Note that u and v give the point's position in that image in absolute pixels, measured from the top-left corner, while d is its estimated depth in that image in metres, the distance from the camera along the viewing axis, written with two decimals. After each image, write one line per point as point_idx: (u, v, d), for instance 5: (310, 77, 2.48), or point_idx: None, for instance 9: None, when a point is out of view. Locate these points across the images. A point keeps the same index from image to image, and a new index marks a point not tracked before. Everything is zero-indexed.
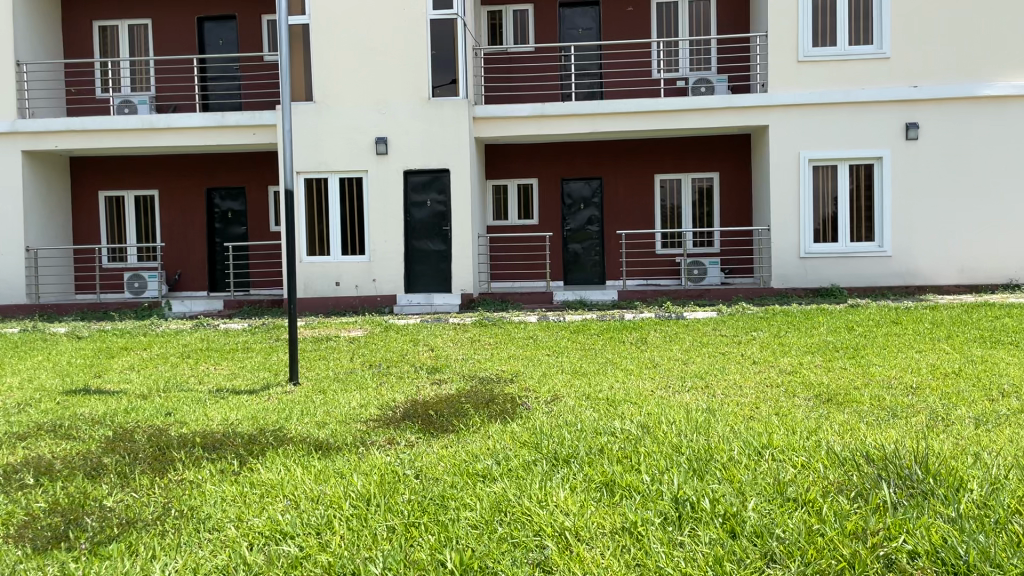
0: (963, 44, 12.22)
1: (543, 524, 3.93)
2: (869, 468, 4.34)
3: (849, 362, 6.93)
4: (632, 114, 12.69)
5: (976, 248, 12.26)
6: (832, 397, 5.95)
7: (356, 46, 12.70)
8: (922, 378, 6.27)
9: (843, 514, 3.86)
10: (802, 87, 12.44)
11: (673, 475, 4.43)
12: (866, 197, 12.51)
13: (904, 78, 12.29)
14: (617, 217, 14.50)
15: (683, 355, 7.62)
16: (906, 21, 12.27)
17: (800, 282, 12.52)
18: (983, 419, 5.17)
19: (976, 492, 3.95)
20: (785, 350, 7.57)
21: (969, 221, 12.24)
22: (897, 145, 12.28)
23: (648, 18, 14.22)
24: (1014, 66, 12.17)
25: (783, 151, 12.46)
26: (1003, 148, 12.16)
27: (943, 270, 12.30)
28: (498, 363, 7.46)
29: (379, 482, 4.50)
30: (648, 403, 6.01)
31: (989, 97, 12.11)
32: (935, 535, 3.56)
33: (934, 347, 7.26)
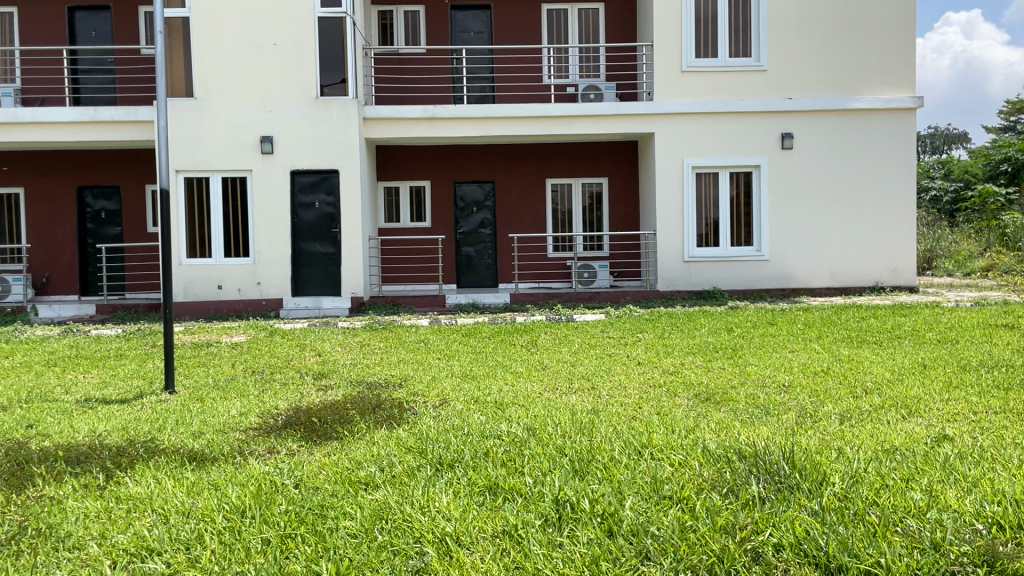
0: (834, 59, 12.89)
1: (423, 531, 3.89)
2: (741, 465, 4.51)
3: (727, 362, 7.18)
4: (523, 118, 12.76)
5: (846, 253, 12.95)
6: (710, 396, 6.15)
7: (239, 42, 12.32)
8: (794, 377, 6.56)
9: (715, 510, 3.99)
10: (685, 97, 12.85)
11: (555, 477, 4.48)
12: (746, 204, 13.04)
13: (780, 90, 12.87)
14: (509, 220, 14.58)
15: (571, 357, 7.71)
16: (782, 35, 12.83)
17: (684, 285, 12.92)
18: (847, 414, 5.46)
19: (837, 486, 4.15)
20: (669, 350, 7.81)
21: (839, 226, 12.92)
22: (774, 154, 12.84)
23: (538, 24, 14.38)
24: (880, 82, 12.91)
25: (669, 158, 12.83)
26: (871, 158, 12.89)
27: (816, 274, 12.94)
28: (387, 367, 7.37)
29: (255, 493, 4.35)
30: (535, 405, 6.05)
31: (857, 110, 12.80)
32: (799, 527, 3.73)
33: (805, 347, 7.62)
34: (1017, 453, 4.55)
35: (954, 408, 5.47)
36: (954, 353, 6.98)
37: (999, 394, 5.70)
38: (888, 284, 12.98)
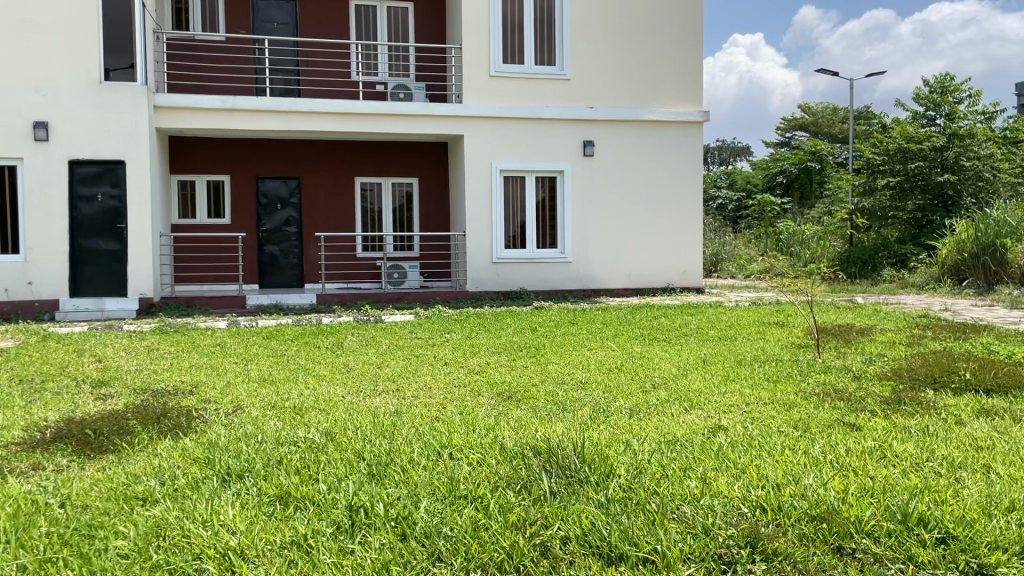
0: (630, 72, 13.61)
1: (204, 546, 3.67)
2: (535, 462, 4.63)
3: (530, 361, 7.35)
4: (329, 114, 12.47)
5: (642, 256, 13.75)
6: (512, 394, 6.28)
7: (8, 16, 11.15)
8: (591, 374, 6.84)
9: (507, 507, 4.06)
10: (493, 101, 13.05)
11: (350, 482, 4.38)
12: (551, 208, 13.48)
13: (581, 99, 13.41)
14: (316, 219, 14.20)
15: (377, 359, 7.59)
16: (583, 46, 13.37)
17: (492, 285, 13.14)
18: (637, 408, 5.76)
19: (623, 477, 4.37)
20: (475, 350, 7.90)
21: (636, 230, 13.68)
22: (577, 161, 13.38)
23: (346, 19, 14.12)
24: (671, 95, 13.78)
25: (478, 161, 13.00)
26: (665, 167, 13.75)
27: (615, 276, 13.63)
28: (177, 373, 6.92)
29: (11, 516, 3.92)
30: (336, 409, 5.89)
31: (651, 121, 13.58)
32: (585, 519, 3.88)
33: (603, 345, 7.97)
34: (781, 440, 5.00)
35: (730, 400, 5.92)
36: (733, 349, 7.56)
37: (769, 386, 6.25)
38: (678, 284, 13.94)
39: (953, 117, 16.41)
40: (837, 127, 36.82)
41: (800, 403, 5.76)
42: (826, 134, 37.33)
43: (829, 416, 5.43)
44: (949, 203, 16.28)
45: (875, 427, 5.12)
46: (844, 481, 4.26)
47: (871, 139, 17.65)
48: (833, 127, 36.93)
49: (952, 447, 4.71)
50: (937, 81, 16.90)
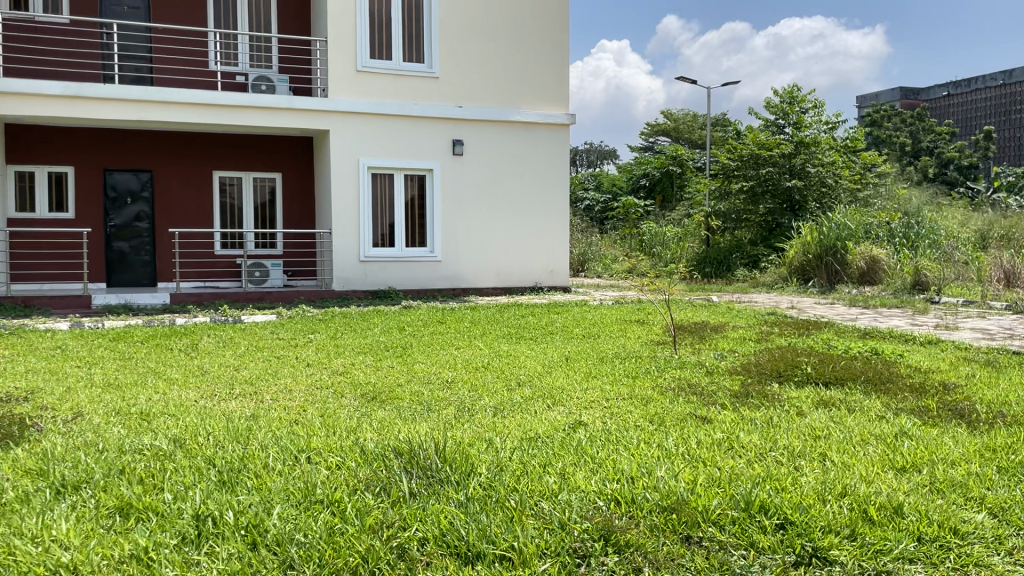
0: (499, 72, 13.72)
1: (31, 565, 3.40)
2: (395, 463, 4.56)
3: (396, 361, 7.26)
4: (186, 105, 11.90)
5: (510, 255, 13.90)
6: (376, 395, 6.18)
7: None
8: (456, 373, 6.82)
9: (364, 509, 3.98)
10: (360, 97, 12.83)
11: (198, 491, 4.17)
12: (420, 206, 13.39)
13: (450, 97, 13.40)
14: (171, 214, 13.54)
15: (235, 361, 7.28)
16: (451, 45, 13.35)
17: (359, 284, 12.91)
18: (501, 407, 5.79)
19: (483, 476, 4.38)
20: (339, 350, 7.73)
21: (504, 230, 13.82)
22: (446, 160, 13.36)
23: (203, 7, 13.52)
24: (539, 97, 13.99)
25: (345, 157, 12.74)
26: (533, 167, 13.95)
27: (484, 275, 13.72)
28: (10, 379, 6.39)
29: None
30: (187, 414, 5.60)
31: (519, 122, 13.74)
32: (444, 519, 3.85)
33: (470, 344, 7.97)
34: (636, 434, 5.15)
35: (591, 396, 6.05)
36: (596, 346, 7.74)
37: (628, 381, 6.44)
38: (546, 284, 14.19)
39: (800, 126, 17.54)
40: (697, 133, 38.44)
41: (657, 398, 5.96)
42: (687, 139, 38.90)
43: (683, 410, 5.64)
44: (796, 207, 17.28)
45: (724, 420, 5.36)
46: (694, 472, 4.43)
47: (727, 145, 18.56)
48: (693, 133, 38.52)
49: (792, 437, 4.99)
50: (786, 92, 17.91)
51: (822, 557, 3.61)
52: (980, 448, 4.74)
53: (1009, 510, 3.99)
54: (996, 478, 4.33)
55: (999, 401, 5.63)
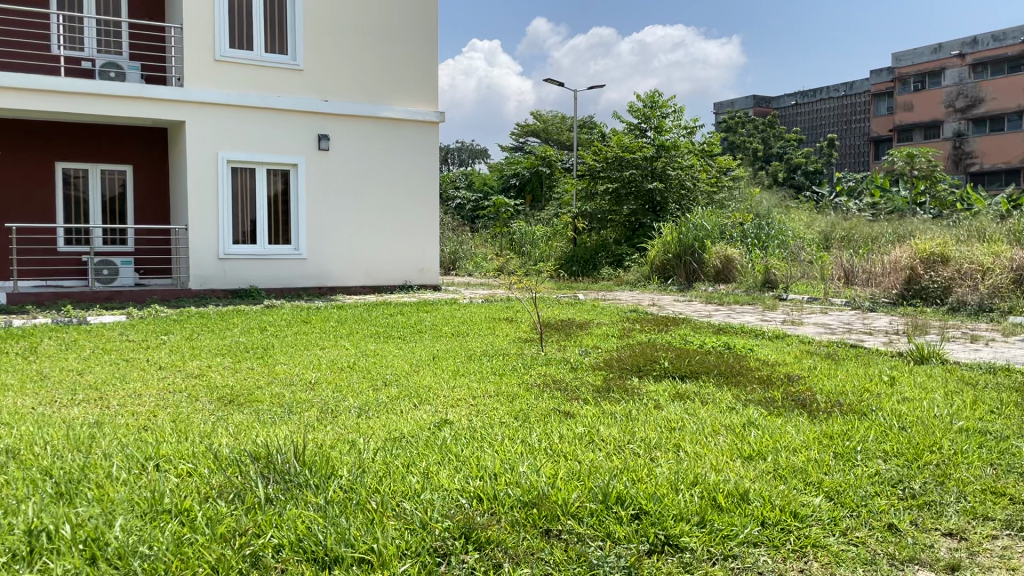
0: (365, 67, 13.52)
1: None
2: (251, 468, 4.38)
3: (256, 363, 7.01)
4: (23, 90, 11.05)
5: (378, 253, 13.74)
6: (233, 398, 5.93)
7: None
8: (320, 374, 6.66)
9: (216, 518, 3.80)
10: (218, 87, 12.32)
11: (30, 505, 3.87)
12: (284, 202, 13.00)
13: (315, 91, 13.11)
14: (8, 208, 12.55)
15: (79, 365, 6.82)
16: (316, 37, 13.04)
17: (219, 283, 12.38)
18: (365, 407, 5.69)
19: (344, 478, 4.28)
20: (196, 352, 7.37)
21: (372, 227, 13.64)
22: (311, 154, 13.04)
23: None
24: (407, 94, 13.88)
25: (203, 150, 12.20)
26: (402, 165, 13.84)
27: (351, 273, 13.49)
28: None
29: None
30: (22, 423, 5.19)
31: (387, 118, 13.59)
32: (301, 525, 3.74)
33: (336, 344, 7.80)
34: (501, 430, 5.18)
35: (457, 394, 6.05)
36: (464, 344, 7.75)
37: (495, 378, 6.50)
38: (415, 282, 14.12)
39: (662, 130, 18.28)
40: (565, 135, 39.26)
41: (522, 394, 6.03)
42: (555, 140, 39.64)
43: (547, 405, 5.73)
44: (658, 208, 17.94)
45: (585, 414, 5.48)
46: (555, 466, 4.51)
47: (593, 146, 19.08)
48: (561, 134, 39.31)
49: (649, 429, 5.17)
50: (648, 97, 18.56)
51: (673, 544, 3.75)
52: (819, 435, 5.07)
53: (843, 493, 4.28)
54: (832, 463, 4.64)
55: (836, 390, 6.04)
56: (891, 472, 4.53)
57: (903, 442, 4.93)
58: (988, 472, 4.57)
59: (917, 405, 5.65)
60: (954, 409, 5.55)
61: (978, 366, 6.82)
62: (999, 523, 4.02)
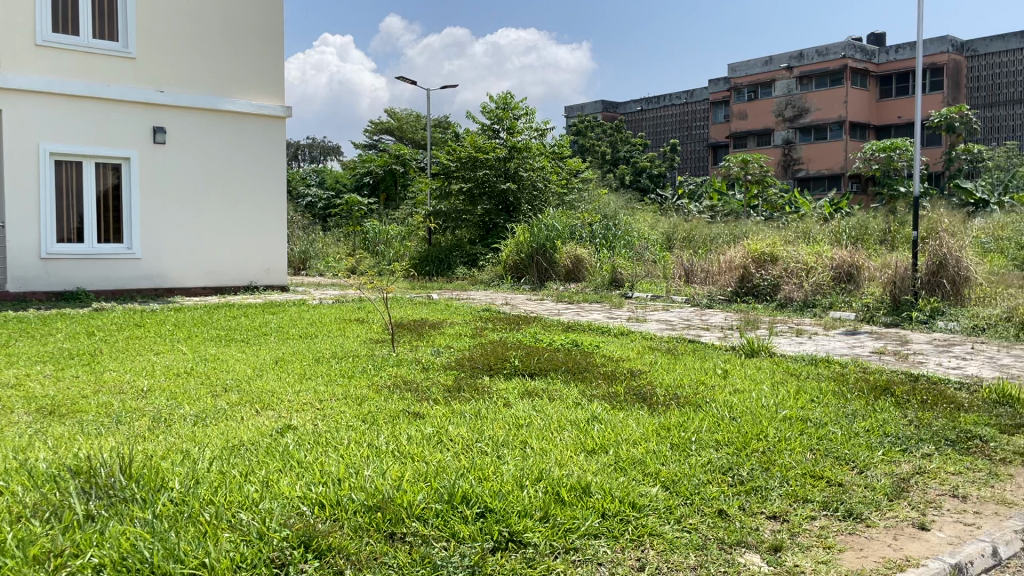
0: (205, 57, 12.90)
1: None
2: (70, 485, 4.06)
3: (81, 371, 6.52)
4: None
5: (221, 253, 13.18)
6: (54, 409, 5.49)
7: None
8: (154, 380, 6.28)
9: (27, 539, 3.48)
10: (38, 74, 11.42)
11: None
12: (115, 198, 12.21)
13: (151, 81, 12.39)
14: None
15: None
16: (150, 24, 12.32)
17: (41, 285, 11.48)
18: (202, 415, 5.42)
19: (174, 491, 4.04)
20: (12, 361, 6.76)
21: (214, 226, 13.06)
22: (145, 148, 12.31)
23: None
24: (251, 87, 13.36)
25: (21, 140, 11.26)
26: (245, 161, 13.33)
27: (191, 274, 12.87)
28: None
29: None
30: None
31: (228, 111, 13.04)
32: (125, 542, 3.48)
33: (171, 348, 7.40)
34: (347, 434, 5.06)
35: (303, 398, 5.86)
36: (311, 347, 7.53)
37: (342, 381, 6.35)
38: (261, 283, 13.66)
39: (514, 131, 18.52)
40: (420, 134, 39.08)
41: (371, 396, 5.92)
42: (409, 139, 39.35)
43: (396, 407, 5.66)
44: (511, 208, 18.21)
45: (435, 415, 5.45)
46: (402, 468, 4.45)
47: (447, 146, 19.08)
48: (416, 133, 39.11)
49: (497, 428, 5.20)
50: (500, 98, 18.76)
51: (517, 540, 3.78)
52: (657, 428, 5.28)
53: (678, 483, 4.47)
54: (669, 454, 4.84)
55: (674, 383, 6.33)
56: (722, 460, 4.78)
57: (733, 431, 5.22)
58: (807, 456, 4.91)
59: (747, 396, 6.00)
60: (780, 399, 5.93)
61: (801, 358, 7.33)
62: (816, 505, 4.32)
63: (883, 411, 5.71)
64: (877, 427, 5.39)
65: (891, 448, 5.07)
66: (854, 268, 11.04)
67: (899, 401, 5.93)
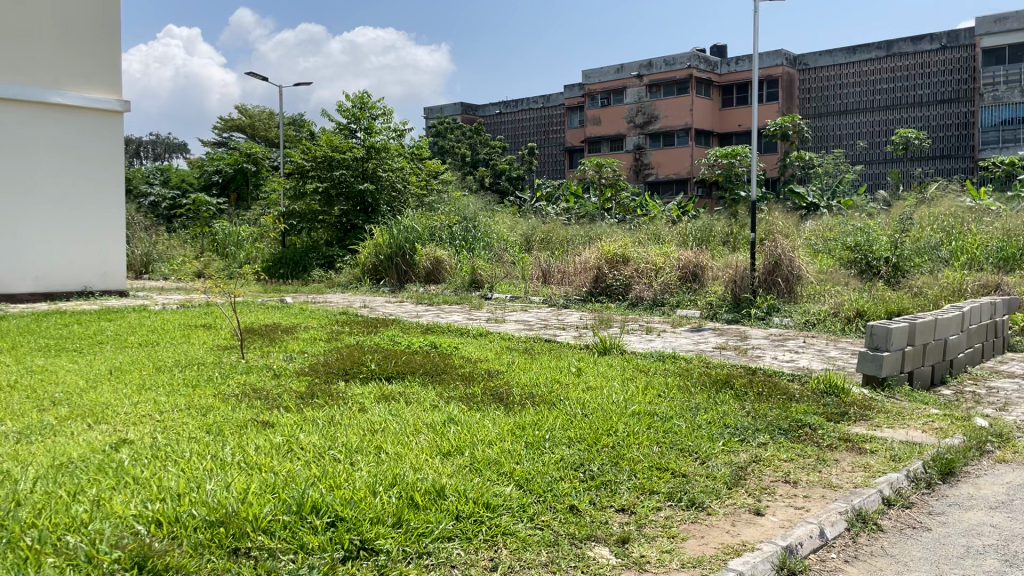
0: (32, 46, 11.96)
1: None
2: None
3: None
4: None
5: (51, 257, 12.28)
6: None
7: None
8: None
9: None
10: None
11: None
12: None
13: None
14: None
15: None
16: None
17: None
18: (27, 432, 5.01)
19: None
20: None
21: (43, 227, 12.15)
22: None
23: None
24: (85, 80, 12.50)
25: None
26: (79, 158, 12.47)
27: (16, 279, 11.94)
28: None
29: None
30: None
31: (59, 105, 12.15)
32: None
33: None
34: (189, 446, 4.81)
35: (141, 410, 5.52)
36: (152, 355, 7.12)
37: (186, 391, 6.02)
38: (97, 288, 12.81)
39: (371, 131, 18.26)
40: (273, 132, 37.91)
41: (217, 406, 5.66)
42: (262, 137, 38.05)
43: (244, 416, 5.43)
44: (369, 210, 17.99)
45: (285, 423, 5.27)
46: (247, 480, 4.27)
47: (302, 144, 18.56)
48: (269, 131, 37.86)
49: (350, 434, 5.09)
50: (356, 97, 18.47)
51: (369, 548, 3.70)
52: (513, 427, 5.33)
53: (532, 480, 4.53)
54: (523, 452, 4.90)
55: (531, 383, 6.41)
56: (573, 456, 4.89)
57: (585, 428, 5.35)
58: (654, 449, 5.10)
59: (599, 393, 6.17)
60: (629, 395, 6.14)
61: (650, 355, 7.62)
62: (662, 496, 4.50)
63: (724, 403, 6.01)
64: (718, 419, 5.68)
65: (730, 439, 5.35)
66: (699, 268, 11.49)
67: (738, 394, 6.27)
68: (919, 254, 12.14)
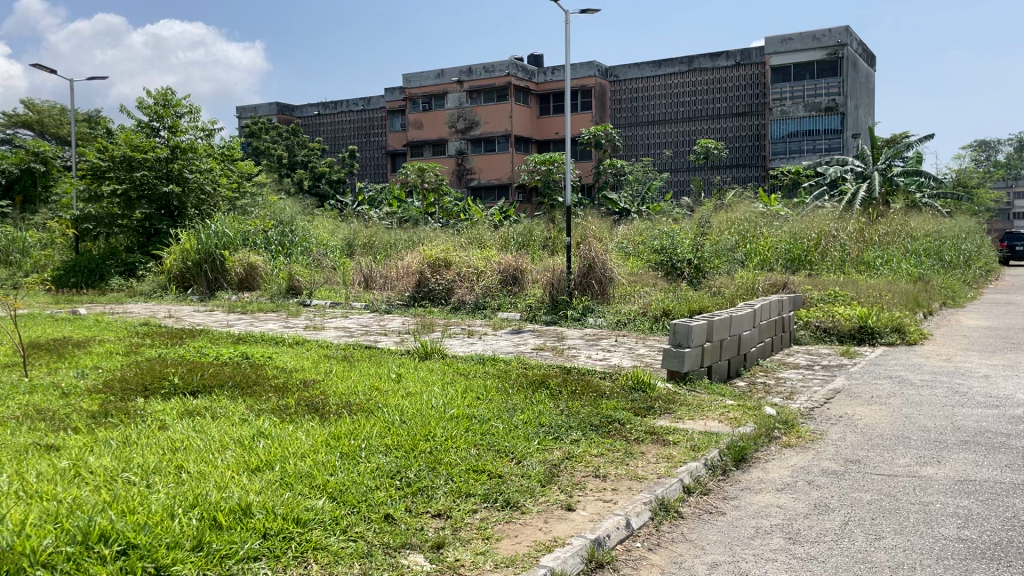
0: None
1: None
2: None
3: None
4: None
5: None
6: None
7: None
8: None
9: None
10: None
11: None
12: None
13: None
14: None
15: None
16: None
17: None
18: None
19: None
20: None
21: None
22: None
23: None
24: None
25: None
26: None
27: None
28: None
29: None
30: None
31: None
32: None
33: None
34: None
35: None
36: None
37: None
38: None
39: (176, 130, 17.23)
40: (65, 129, 34.98)
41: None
42: (52, 134, 34.97)
43: (24, 441, 4.93)
44: (174, 214, 17.16)
45: (72, 446, 4.84)
46: (26, 511, 3.87)
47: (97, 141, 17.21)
48: (61, 129, 34.85)
49: (148, 454, 4.76)
50: (159, 94, 17.39)
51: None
52: (327, 438, 5.19)
53: (345, 492, 4.42)
54: (338, 464, 4.77)
55: (348, 392, 6.28)
56: (390, 464, 4.83)
57: (402, 435, 5.30)
58: (471, 452, 5.14)
59: (418, 398, 6.15)
60: (448, 399, 6.15)
61: (470, 358, 7.70)
62: (478, 498, 4.53)
63: (540, 403, 6.17)
64: (533, 419, 5.81)
65: (545, 437, 5.48)
66: (518, 271, 11.78)
67: (552, 393, 6.44)
68: (719, 256, 13.05)
